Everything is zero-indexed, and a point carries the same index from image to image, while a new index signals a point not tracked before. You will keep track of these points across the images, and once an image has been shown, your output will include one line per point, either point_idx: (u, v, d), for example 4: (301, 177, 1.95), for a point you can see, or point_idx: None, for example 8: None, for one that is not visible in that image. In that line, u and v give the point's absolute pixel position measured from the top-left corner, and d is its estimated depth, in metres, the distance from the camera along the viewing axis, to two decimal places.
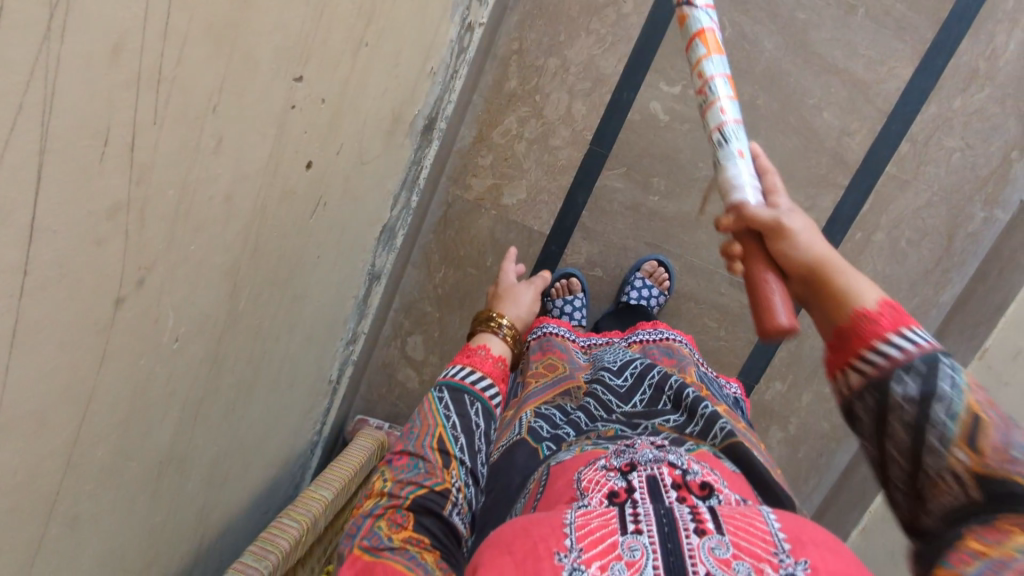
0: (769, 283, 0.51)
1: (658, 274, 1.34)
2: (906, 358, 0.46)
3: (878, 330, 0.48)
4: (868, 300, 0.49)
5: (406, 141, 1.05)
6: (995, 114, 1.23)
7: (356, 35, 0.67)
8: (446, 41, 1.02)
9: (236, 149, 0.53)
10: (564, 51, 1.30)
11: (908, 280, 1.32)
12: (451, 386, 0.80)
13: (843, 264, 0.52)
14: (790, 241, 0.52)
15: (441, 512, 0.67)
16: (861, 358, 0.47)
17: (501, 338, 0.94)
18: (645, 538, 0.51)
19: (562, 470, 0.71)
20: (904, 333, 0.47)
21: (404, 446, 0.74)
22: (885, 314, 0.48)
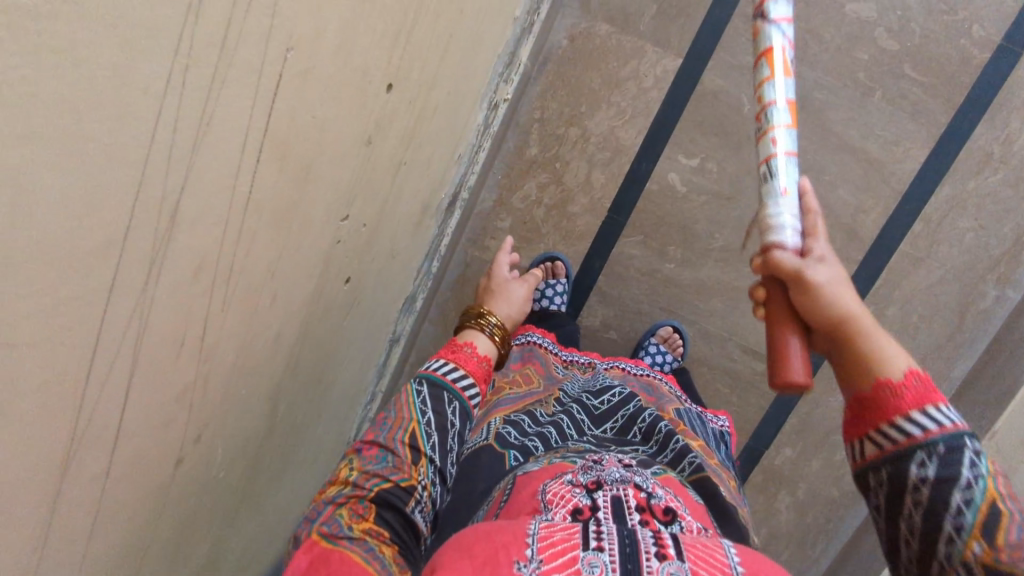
0: (789, 343, 0.54)
1: (673, 340, 1.34)
2: (927, 439, 0.50)
3: (901, 407, 0.51)
4: (896, 370, 0.53)
5: (432, 221, 1.07)
6: (1009, 197, 1.25)
7: (397, 159, 0.69)
8: (474, 125, 1.04)
9: (287, 297, 0.56)
10: (585, 121, 1.33)
11: (919, 354, 1.34)
12: (432, 381, 0.79)
13: (869, 324, 0.55)
14: (816, 294, 0.55)
15: (404, 508, 0.69)
16: (880, 433, 0.52)
17: (489, 335, 0.91)
18: (607, 556, 0.49)
19: (528, 481, 0.69)
20: (929, 412, 0.51)
21: (375, 437, 0.74)
22: (908, 387, 0.52)
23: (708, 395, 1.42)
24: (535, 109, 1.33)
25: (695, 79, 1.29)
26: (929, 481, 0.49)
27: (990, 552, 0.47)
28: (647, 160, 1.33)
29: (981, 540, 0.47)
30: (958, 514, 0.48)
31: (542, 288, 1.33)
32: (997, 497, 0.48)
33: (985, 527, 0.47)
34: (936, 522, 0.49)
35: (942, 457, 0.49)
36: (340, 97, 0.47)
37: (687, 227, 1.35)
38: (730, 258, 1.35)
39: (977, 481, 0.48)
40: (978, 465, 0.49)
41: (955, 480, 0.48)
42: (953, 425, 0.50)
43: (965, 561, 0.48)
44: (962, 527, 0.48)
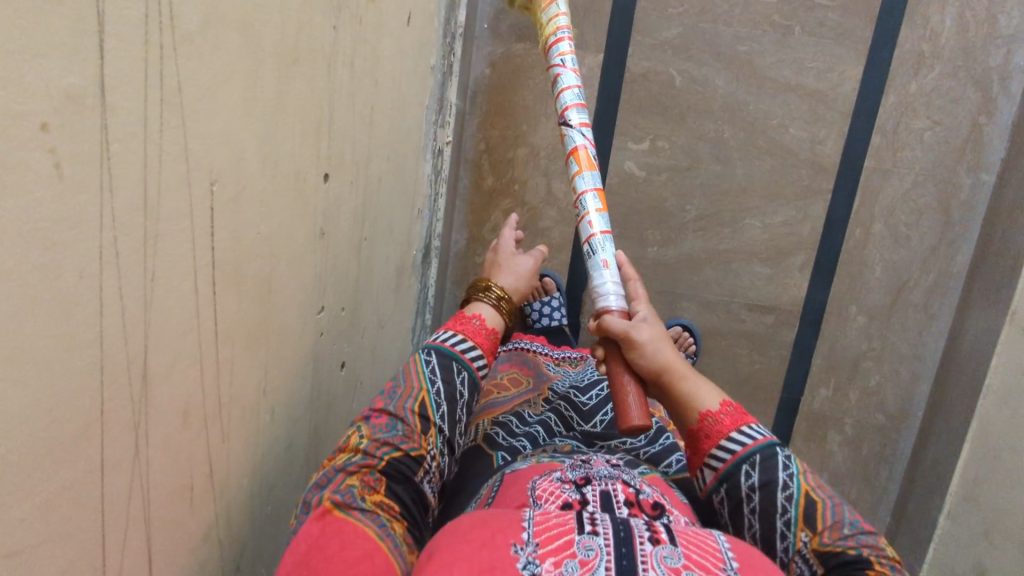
0: (627, 387, 0.69)
1: (683, 339, 1.32)
2: (746, 452, 0.62)
3: (722, 430, 0.64)
4: (711, 403, 0.65)
5: (411, 280, 1.08)
6: (952, 87, 1.26)
7: (357, 238, 0.70)
8: (424, 177, 1.06)
9: (286, 406, 0.56)
10: (530, 138, 1.34)
11: (917, 260, 1.34)
12: (440, 351, 0.72)
13: (686, 371, 0.68)
14: (639, 352, 0.69)
15: (414, 479, 0.65)
16: (711, 457, 0.64)
17: (494, 306, 0.79)
18: (602, 539, 0.49)
19: (517, 476, 0.70)
20: (742, 430, 0.64)
21: (385, 404, 0.68)
22: (724, 414, 0.65)
23: (730, 361, 1.42)
24: (479, 141, 1.35)
25: (622, 68, 1.30)
26: (757, 487, 0.61)
27: (815, 538, 0.58)
28: (600, 157, 1.35)
29: (806, 529, 0.59)
30: (784, 511, 0.60)
31: (539, 308, 1.31)
32: (810, 488, 0.61)
33: (806, 516, 0.59)
34: (771, 523, 0.60)
35: (760, 464, 0.62)
36: (279, 203, 0.48)
37: (659, 209, 1.36)
38: (709, 225, 1.36)
39: (791, 480, 0.61)
40: (789, 465, 0.62)
41: (773, 481, 0.61)
42: (764, 439, 0.63)
43: (801, 551, 0.58)
44: (790, 520, 0.59)
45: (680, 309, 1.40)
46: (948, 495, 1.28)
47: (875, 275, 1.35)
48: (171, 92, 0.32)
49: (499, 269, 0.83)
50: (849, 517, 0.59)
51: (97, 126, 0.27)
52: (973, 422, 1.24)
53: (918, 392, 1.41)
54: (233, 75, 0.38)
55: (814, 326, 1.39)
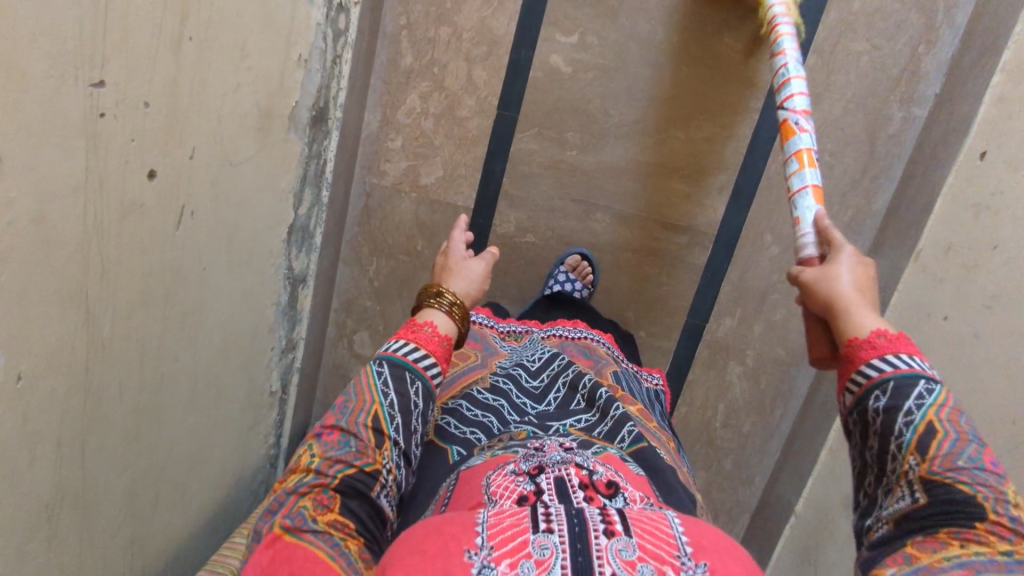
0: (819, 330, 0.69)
1: (582, 267, 1.34)
2: (880, 377, 0.58)
3: (864, 356, 0.60)
4: (862, 330, 0.61)
5: (291, 136, 1.01)
6: (896, 11, 1.20)
7: (172, 31, 0.64)
8: (311, 24, 0.98)
9: (29, 166, 0.50)
10: (454, 18, 1.27)
11: (838, 193, 1.30)
12: (392, 361, 0.70)
13: (851, 302, 0.64)
14: (808, 290, 0.68)
15: (370, 494, 0.64)
16: (852, 380, 0.60)
17: (447, 313, 0.78)
18: (557, 537, 0.47)
19: (470, 475, 0.67)
20: (886, 357, 0.59)
21: (336, 420, 0.67)
22: (873, 342, 0.60)
23: (638, 280, 1.38)
24: (399, 15, 1.27)
25: None
26: (881, 410, 0.57)
27: (925, 465, 0.53)
28: (526, 47, 1.27)
29: (916, 457, 0.54)
30: (900, 434, 0.55)
31: None
32: (936, 420, 0.55)
33: (921, 446, 0.54)
34: (885, 447, 0.56)
35: (890, 391, 0.57)
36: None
37: (581, 110, 1.30)
38: (631, 133, 1.30)
39: (919, 409, 0.55)
40: (926, 397, 0.56)
41: (899, 408, 0.56)
42: (908, 368, 0.58)
43: (907, 476, 0.54)
44: (902, 444, 0.55)
45: (593, 220, 1.36)
46: (831, 431, 1.27)
47: (793, 204, 1.32)
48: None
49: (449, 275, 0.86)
50: (973, 456, 0.53)
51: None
52: None
53: None
54: None
55: (726, 252, 1.35)
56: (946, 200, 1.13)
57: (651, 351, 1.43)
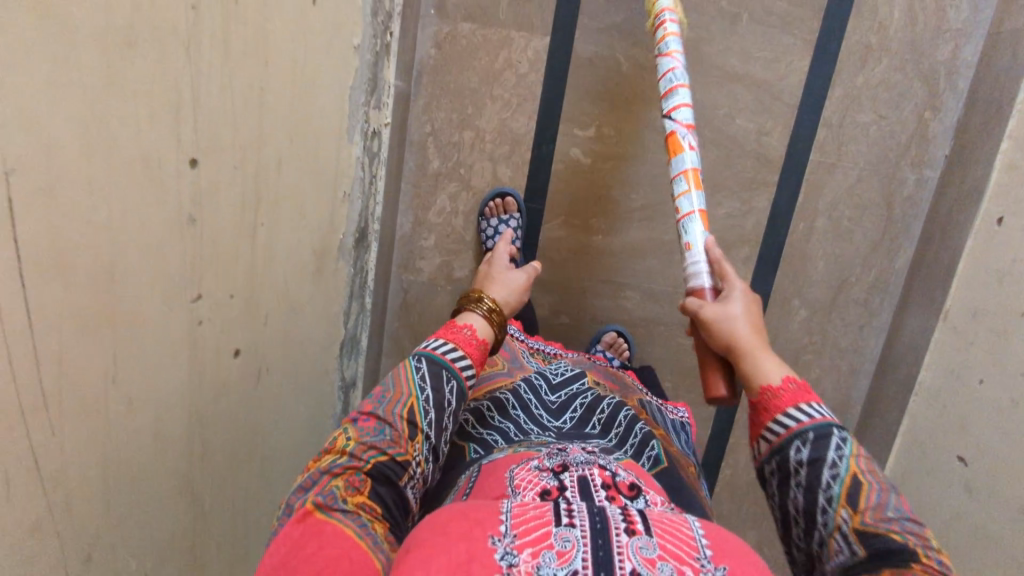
0: (715, 368, 0.75)
1: (618, 344, 1.37)
2: (798, 428, 0.63)
3: (779, 405, 0.66)
4: (772, 377, 0.68)
5: (339, 263, 1.07)
6: (899, 81, 1.25)
7: (248, 222, 0.69)
8: (353, 161, 1.03)
9: (150, 391, 0.58)
10: (475, 122, 1.32)
11: (860, 255, 1.35)
12: (430, 358, 0.76)
13: (751, 346, 0.71)
14: (709, 328, 0.74)
15: (399, 482, 0.68)
16: (768, 430, 0.66)
17: (484, 315, 0.84)
18: (578, 531, 0.49)
19: (494, 471, 0.73)
20: (801, 407, 0.64)
21: (373, 408, 0.72)
22: (786, 391, 0.66)
23: (673, 350, 1.42)
24: (424, 123, 1.33)
25: (568, 52, 1.28)
26: (806, 462, 0.62)
27: (857, 516, 0.58)
28: (546, 143, 1.33)
29: (847, 508, 0.59)
30: (828, 487, 0.60)
31: (497, 225, 1.32)
32: (858, 470, 0.61)
33: (848, 495, 0.59)
34: (814, 499, 0.61)
35: (812, 442, 0.62)
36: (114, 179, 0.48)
37: (605, 196, 1.35)
38: (654, 215, 1.35)
39: (841, 460, 0.61)
40: (843, 446, 0.62)
41: (821, 459, 0.61)
42: (822, 418, 0.63)
43: (841, 527, 0.59)
44: (833, 497, 0.60)
45: (624, 298, 1.40)
46: None
47: (817, 268, 1.36)
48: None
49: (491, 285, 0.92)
50: (895, 502, 0.59)
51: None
52: (906, 417, 1.28)
53: (857, 385, 1.42)
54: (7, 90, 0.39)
55: None
56: (967, 264, 1.18)
57: (691, 417, 1.46)
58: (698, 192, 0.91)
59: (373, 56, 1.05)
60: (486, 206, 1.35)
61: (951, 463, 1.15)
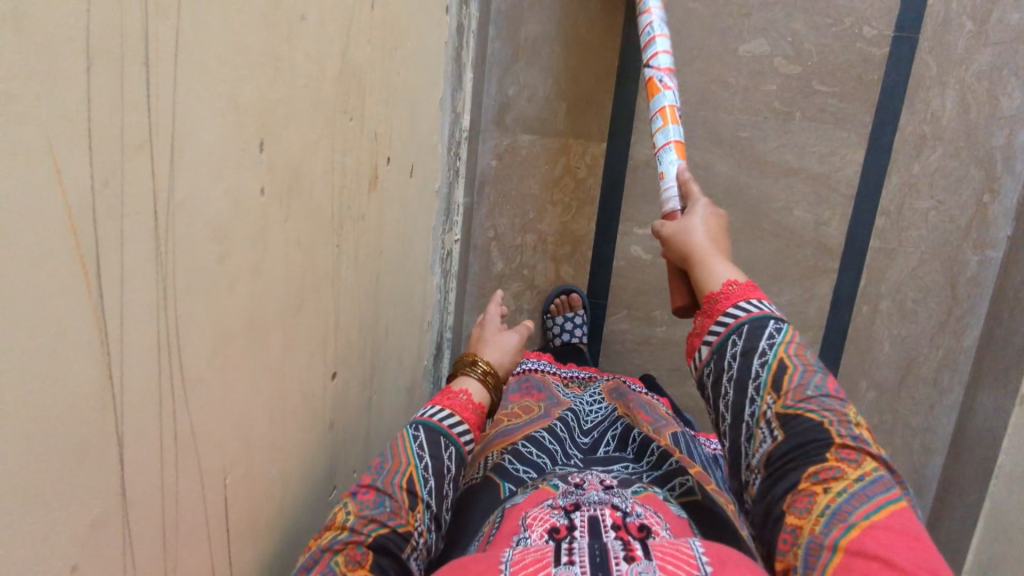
0: (677, 282, 0.75)
1: None
2: (736, 324, 0.63)
3: (720, 307, 0.65)
4: (715, 283, 0.67)
5: (425, 384, 1.10)
6: (956, 167, 1.27)
7: (368, 396, 0.73)
8: (434, 289, 1.08)
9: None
10: (537, 225, 1.36)
11: (927, 336, 1.34)
12: (427, 426, 0.74)
13: (702, 255, 0.70)
14: (667, 242, 0.74)
15: (401, 555, 0.66)
16: (709, 333, 0.65)
17: (478, 379, 0.83)
18: (577, 567, 0.54)
19: (513, 513, 0.74)
20: (740, 304, 0.64)
21: (371, 480, 0.70)
22: (726, 292, 0.66)
23: None
24: (487, 228, 1.37)
25: (625, 156, 1.31)
26: (739, 354, 0.61)
27: (780, 401, 0.58)
28: (606, 241, 1.36)
29: (772, 393, 0.59)
30: (756, 375, 0.60)
31: (562, 323, 1.36)
32: (785, 356, 0.60)
33: (774, 381, 0.59)
34: (744, 390, 0.61)
35: (745, 333, 0.62)
36: (288, 420, 0.51)
37: (666, 289, 1.37)
38: None
39: (770, 348, 0.60)
40: (776, 335, 0.61)
41: (754, 349, 0.61)
42: (759, 313, 0.63)
43: (766, 414, 0.59)
44: (760, 385, 0.60)
45: (690, 386, 1.41)
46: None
47: (883, 350, 1.36)
48: (184, 426, 0.38)
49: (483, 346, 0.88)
50: (816, 382, 0.59)
51: (116, 481, 0.33)
52: (986, 502, 1.24)
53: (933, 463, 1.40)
54: (228, 408, 0.42)
55: None
56: None
57: None
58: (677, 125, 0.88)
59: (448, 186, 1.10)
60: (552, 302, 1.38)
61: None
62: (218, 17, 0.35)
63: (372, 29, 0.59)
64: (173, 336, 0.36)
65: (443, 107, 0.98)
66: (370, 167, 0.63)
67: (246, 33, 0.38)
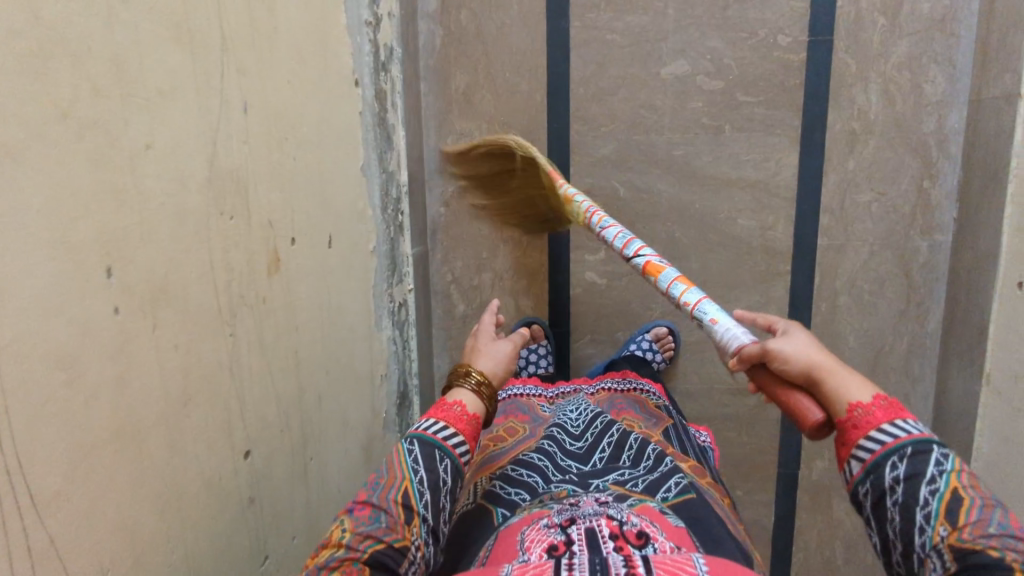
0: (796, 400, 0.65)
1: (665, 339, 1.36)
2: (895, 444, 0.58)
3: (874, 420, 0.60)
4: (863, 394, 0.61)
5: (387, 436, 1.14)
6: (891, 158, 1.28)
7: (302, 464, 0.77)
8: (383, 344, 1.11)
9: None
10: (492, 264, 1.40)
11: (889, 325, 1.35)
12: (421, 439, 0.73)
13: (831, 366, 0.63)
14: (778, 356, 0.65)
15: (398, 570, 0.66)
16: (859, 448, 0.60)
17: (473, 388, 0.80)
18: None
19: (509, 531, 0.74)
20: (896, 423, 0.59)
21: (368, 496, 0.70)
22: (878, 406, 0.60)
23: (721, 445, 1.43)
24: (445, 272, 1.41)
25: (566, 188, 1.35)
26: (902, 478, 0.57)
27: (955, 534, 0.53)
28: (560, 271, 1.39)
29: (946, 524, 0.54)
30: (925, 503, 0.56)
31: (527, 355, 1.38)
32: (961, 487, 0.55)
33: (949, 511, 0.55)
34: (911, 516, 0.56)
35: (910, 457, 0.57)
36: (183, 512, 0.56)
37: (625, 310, 1.40)
38: (677, 319, 1.38)
39: (941, 475, 0.56)
40: (945, 462, 0.57)
41: (920, 474, 0.56)
42: (920, 433, 0.58)
43: (937, 545, 0.54)
44: (930, 514, 0.55)
45: None
46: None
47: (849, 344, 1.37)
48: (39, 539, 0.42)
49: (476, 356, 0.84)
50: (999, 518, 0.53)
51: None
52: (970, 485, 1.25)
53: None
54: (98, 511, 0.47)
55: None
56: (999, 329, 1.17)
57: (752, 507, 1.46)
58: (696, 289, 0.89)
59: (389, 242, 1.14)
60: None
61: None
62: (34, 176, 0.41)
63: (248, 130, 0.64)
64: (13, 464, 0.40)
65: (367, 172, 1.03)
66: (267, 254, 0.68)
67: (74, 178, 0.44)
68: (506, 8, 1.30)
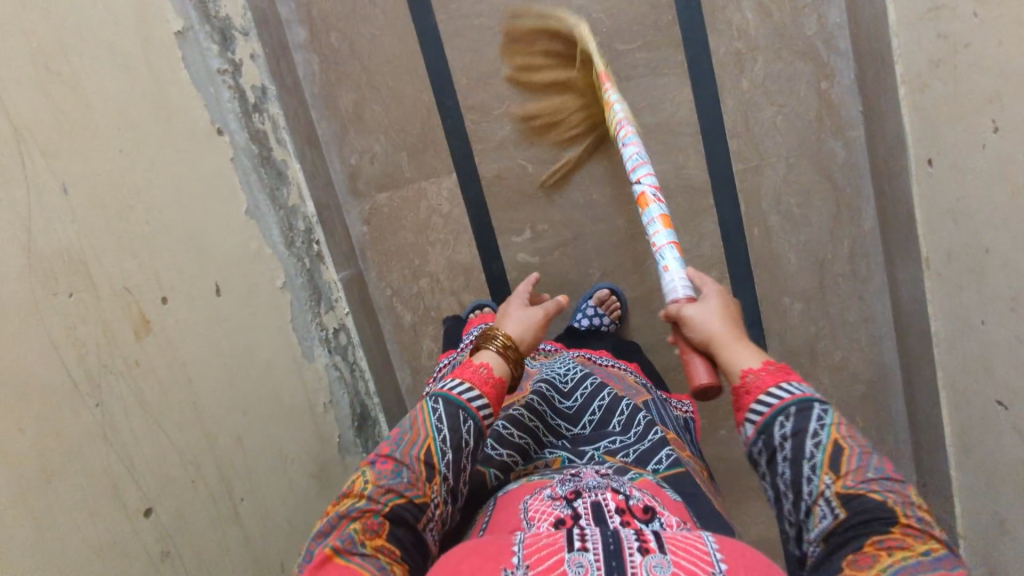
0: (689, 359, 0.81)
1: (609, 301, 1.34)
2: (780, 405, 0.63)
3: (760, 386, 0.66)
4: (753, 363, 0.70)
5: (347, 459, 1.16)
6: (782, 69, 1.27)
7: (226, 503, 0.83)
8: (321, 371, 1.15)
9: None
10: (426, 268, 1.41)
11: (826, 233, 1.33)
12: (447, 398, 0.71)
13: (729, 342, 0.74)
14: (688, 325, 0.81)
15: (415, 524, 0.66)
16: (750, 411, 0.66)
17: (497, 350, 0.80)
18: (591, 554, 0.52)
19: (509, 500, 0.72)
20: (781, 386, 0.65)
21: (391, 449, 0.68)
22: (765, 373, 0.67)
23: None
24: (383, 287, 1.43)
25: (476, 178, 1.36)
26: (789, 436, 0.62)
27: (839, 480, 0.58)
28: (493, 259, 1.40)
29: (830, 473, 0.59)
30: (811, 456, 0.60)
31: None
32: (840, 438, 0.61)
33: (831, 462, 0.59)
34: (800, 470, 0.61)
35: (794, 414, 0.62)
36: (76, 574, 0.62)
37: (566, 282, 1.40)
38: (618, 278, 1.38)
39: (823, 429, 0.61)
40: (825, 416, 0.62)
41: (804, 431, 0.61)
42: (802, 394, 0.64)
43: (824, 493, 0.59)
44: (816, 464, 0.60)
45: None
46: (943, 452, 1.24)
47: (791, 261, 1.35)
48: None
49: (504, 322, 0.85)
50: (876, 462, 0.59)
51: None
52: (939, 373, 1.22)
53: (888, 351, 1.37)
54: None
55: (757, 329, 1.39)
56: (922, 209, 1.16)
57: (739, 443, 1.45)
58: (670, 229, 1.05)
59: (305, 275, 1.17)
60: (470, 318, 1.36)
61: (993, 410, 1.07)
62: None
63: (74, 208, 0.71)
64: None
65: (258, 214, 1.07)
66: (135, 316, 0.75)
67: None
68: (373, 21, 1.31)
